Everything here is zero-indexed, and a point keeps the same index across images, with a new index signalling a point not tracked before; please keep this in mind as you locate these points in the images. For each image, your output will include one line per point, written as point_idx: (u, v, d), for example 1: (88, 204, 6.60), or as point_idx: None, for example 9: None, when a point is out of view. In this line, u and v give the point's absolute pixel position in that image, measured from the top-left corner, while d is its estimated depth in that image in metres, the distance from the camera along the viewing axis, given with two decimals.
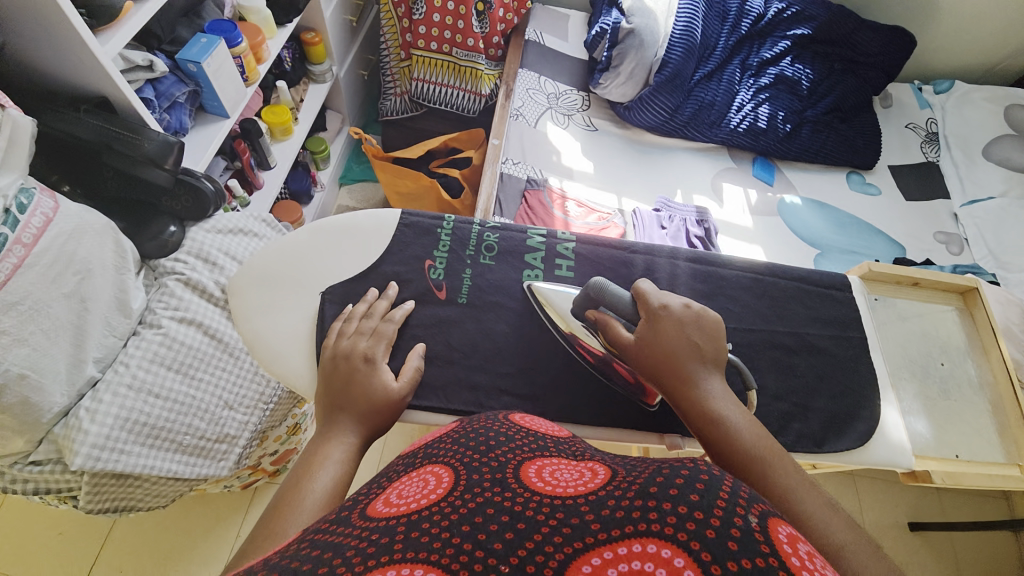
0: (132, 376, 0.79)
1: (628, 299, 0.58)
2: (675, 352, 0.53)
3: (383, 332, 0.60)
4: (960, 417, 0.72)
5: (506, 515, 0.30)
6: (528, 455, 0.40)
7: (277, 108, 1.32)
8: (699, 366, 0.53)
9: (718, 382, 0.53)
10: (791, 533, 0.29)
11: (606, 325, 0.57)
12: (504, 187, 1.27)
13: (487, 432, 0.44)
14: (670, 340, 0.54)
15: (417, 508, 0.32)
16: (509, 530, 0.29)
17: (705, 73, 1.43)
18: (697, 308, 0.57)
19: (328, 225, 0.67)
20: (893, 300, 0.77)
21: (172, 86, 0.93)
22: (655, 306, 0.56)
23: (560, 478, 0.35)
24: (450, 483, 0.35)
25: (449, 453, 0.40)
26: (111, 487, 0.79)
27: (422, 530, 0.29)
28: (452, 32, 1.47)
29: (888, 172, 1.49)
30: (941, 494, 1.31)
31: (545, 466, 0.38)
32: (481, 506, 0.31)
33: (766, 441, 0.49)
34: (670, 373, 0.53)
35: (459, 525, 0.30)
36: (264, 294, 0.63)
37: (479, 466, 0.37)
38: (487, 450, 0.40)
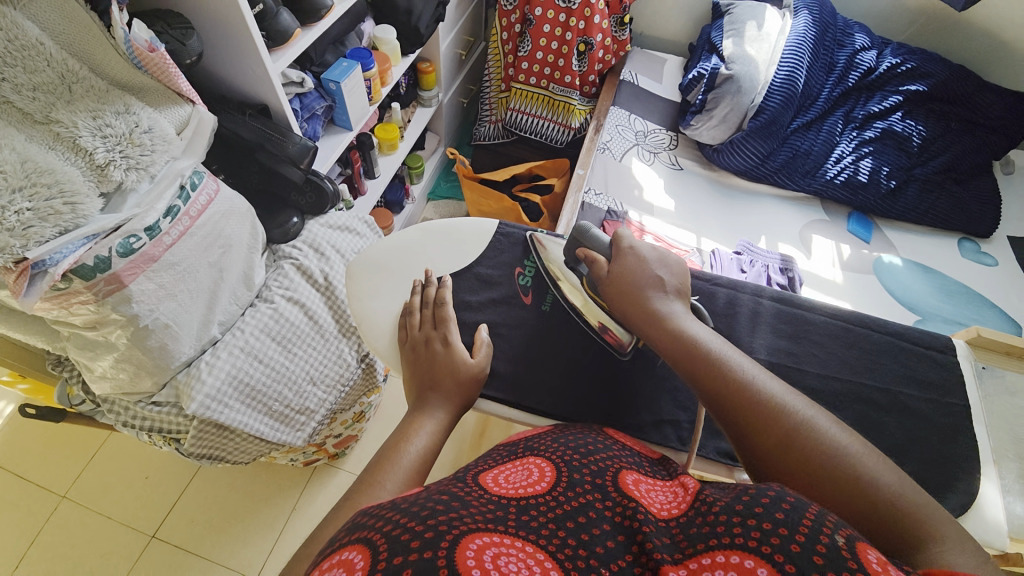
0: (244, 341, 0.91)
1: (605, 240, 0.66)
2: (636, 278, 0.61)
3: (443, 316, 0.64)
4: None
5: (606, 522, 0.37)
6: (625, 466, 0.46)
7: (388, 126, 1.48)
8: (660, 295, 0.60)
9: (678, 305, 0.59)
10: (879, 557, 0.31)
11: (591, 263, 0.66)
12: (584, 215, 1.31)
13: (584, 438, 0.50)
14: (631, 271, 0.62)
15: (525, 496, 0.40)
16: (610, 537, 0.36)
17: (804, 122, 1.41)
18: (662, 252, 0.64)
19: (436, 227, 0.76)
20: (1002, 372, 0.71)
21: (314, 101, 1.09)
22: (625, 247, 0.64)
23: (655, 497, 0.42)
24: (553, 481, 0.42)
25: (551, 449, 0.47)
26: (211, 436, 0.90)
27: (531, 516, 0.37)
28: (552, 69, 1.58)
29: (1007, 243, 1.36)
30: None
31: (642, 482, 0.44)
32: (583, 509, 0.38)
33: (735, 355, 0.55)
34: (632, 303, 0.61)
35: (563, 520, 0.37)
36: (374, 281, 0.71)
37: (580, 468, 0.43)
38: (587, 455, 0.46)
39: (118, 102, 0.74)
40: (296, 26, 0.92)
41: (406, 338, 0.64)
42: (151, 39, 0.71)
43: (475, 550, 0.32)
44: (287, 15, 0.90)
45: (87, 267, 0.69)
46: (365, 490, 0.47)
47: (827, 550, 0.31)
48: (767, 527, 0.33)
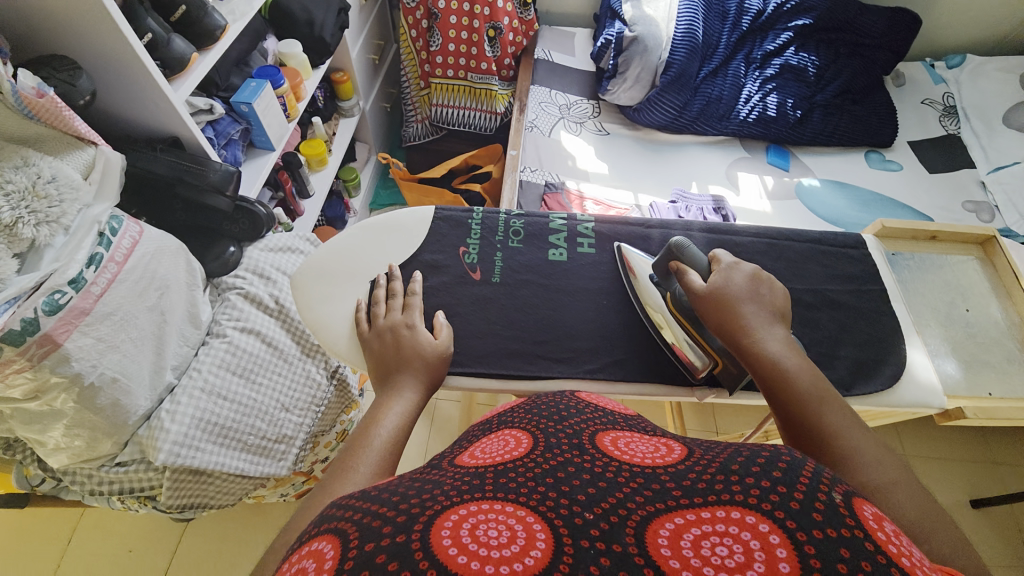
0: (203, 380, 0.88)
1: (703, 260, 0.59)
2: (736, 302, 0.54)
3: (411, 303, 0.60)
4: (992, 359, 0.66)
5: (587, 475, 0.37)
6: (601, 427, 0.48)
7: (313, 142, 1.44)
8: (761, 315, 0.53)
9: (779, 334, 0.53)
10: (875, 511, 0.32)
11: (683, 280, 0.57)
12: (524, 193, 1.34)
13: (555, 406, 0.52)
14: (734, 292, 0.54)
15: (503, 461, 0.42)
16: (591, 487, 0.35)
17: (710, 70, 1.49)
18: (765, 274, 0.58)
19: (374, 223, 0.68)
20: (925, 254, 0.73)
21: (228, 125, 1.06)
22: (724, 266, 0.57)
23: (636, 449, 0.42)
24: (530, 446, 0.44)
25: (525, 421, 0.49)
26: (189, 484, 0.88)
27: (509, 478, 0.38)
28: (467, 58, 1.59)
29: (908, 148, 1.52)
30: (1001, 473, 1.40)
31: (619, 438, 0.45)
32: (563, 465, 0.39)
33: (830, 392, 0.49)
34: (728, 319, 0.53)
35: (542, 477, 0.37)
36: (323, 287, 0.63)
37: (555, 433, 0.45)
38: (561, 421, 0.48)
39: (14, 156, 0.69)
40: (191, 51, 0.89)
41: (369, 332, 0.59)
42: (38, 86, 0.68)
43: (451, 525, 0.32)
44: (180, 41, 0.87)
45: (15, 332, 0.65)
46: (341, 476, 0.44)
47: (824, 507, 0.31)
48: (764, 485, 0.32)
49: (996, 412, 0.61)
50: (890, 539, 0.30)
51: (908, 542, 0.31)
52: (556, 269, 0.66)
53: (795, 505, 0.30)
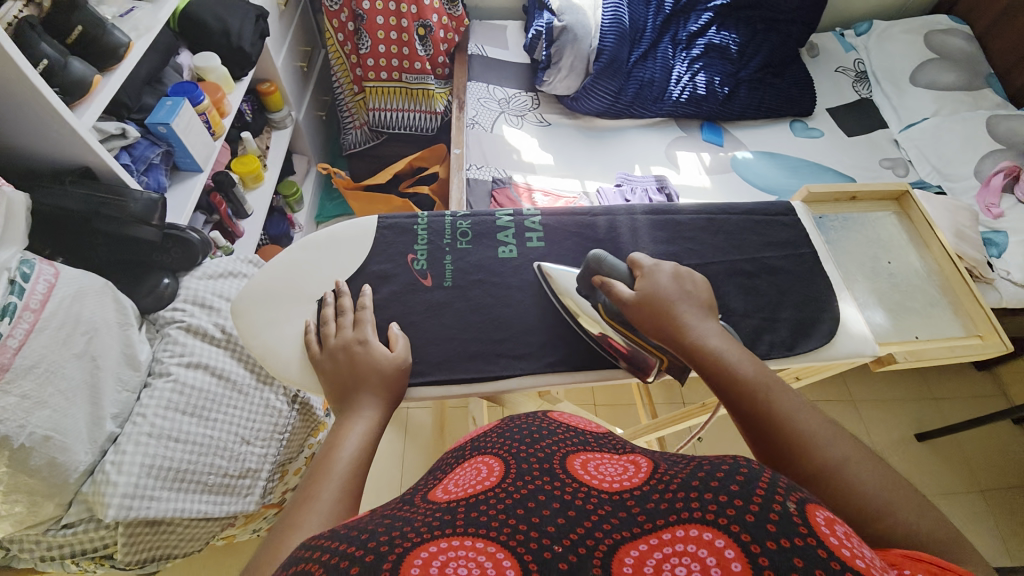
0: (150, 425, 0.83)
1: (623, 266, 0.60)
2: (667, 303, 0.55)
3: (363, 318, 0.59)
4: (915, 303, 0.71)
5: (557, 503, 0.37)
6: (572, 448, 0.47)
7: (245, 158, 1.37)
8: (692, 311, 0.55)
9: (712, 329, 0.54)
10: (829, 517, 0.33)
11: (610, 291, 0.57)
12: (472, 190, 1.33)
13: (528, 427, 0.51)
14: (662, 294, 0.56)
15: (475, 491, 0.40)
16: (561, 517, 0.35)
17: (640, 54, 1.52)
18: (687, 270, 0.60)
19: (315, 239, 0.65)
20: (846, 214, 0.78)
21: (146, 150, 0.97)
22: (648, 269, 0.58)
23: (605, 473, 0.42)
24: (501, 474, 0.42)
25: (498, 446, 0.48)
26: (147, 535, 0.83)
27: (479, 511, 0.37)
28: (399, 59, 1.55)
29: (827, 115, 1.62)
30: (940, 406, 1.54)
31: (590, 460, 0.45)
32: (532, 495, 0.38)
33: (773, 377, 0.51)
34: (663, 322, 0.54)
35: (512, 508, 0.37)
36: (267, 311, 0.60)
37: (527, 458, 0.44)
38: (533, 444, 0.47)
39: None
40: (93, 73, 0.82)
41: (321, 353, 0.57)
42: None
43: (422, 562, 0.32)
44: (79, 63, 0.79)
45: None
46: (305, 504, 0.43)
47: (779, 517, 0.32)
48: (722, 500, 0.33)
49: (920, 353, 0.66)
50: (838, 540, 0.31)
51: (857, 540, 0.32)
52: (508, 267, 0.66)
53: (753, 515, 0.32)
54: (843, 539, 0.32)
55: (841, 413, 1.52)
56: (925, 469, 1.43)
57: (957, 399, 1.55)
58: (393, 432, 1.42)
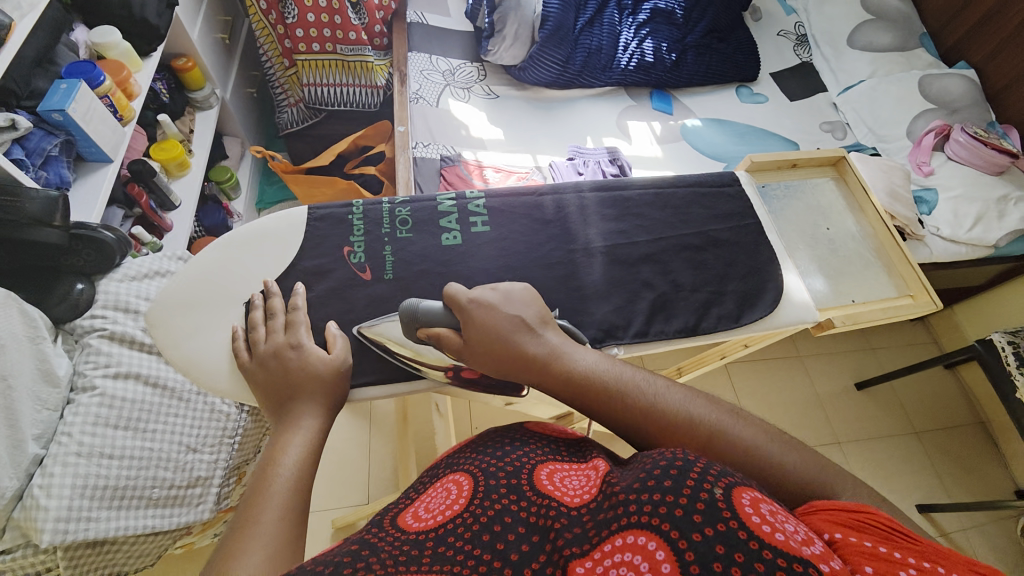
0: (79, 443, 0.76)
1: (439, 305, 0.54)
2: (501, 333, 0.51)
3: (295, 319, 0.54)
4: (852, 267, 0.74)
5: (522, 526, 0.42)
6: (542, 459, 0.50)
7: (166, 144, 1.25)
8: (527, 338, 0.52)
9: (550, 342, 0.53)
10: (753, 496, 0.38)
11: (439, 341, 0.52)
12: (420, 169, 1.27)
13: (502, 439, 0.53)
14: (491, 325, 0.52)
15: (444, 521, 0.43)
16: (525, 541, 0.41)
17: (587, 20, 1.47)
18: (501, 287, 0.56)
19: (238, 236, 0.60)
20: (786, 181, 0.79)
21: (42, 141, 0.86)
22: (466, 303, 0.53)
23: (569, 484, 0.46)
24: (469, 493, 0.45)
25: (469, 462, 0.50)
26: (90, 557, 0.77)
27: (448, 543, 0.41)
28: (331, 29, 1.42)
29: (771, 80, 1.64)
30: (878, 355, 1.65)
31: (556, 471, 0.48)
32: (499, 516, 0.43)
33: (619, 372, 0.51)
34: (509, 363, 0.51)
35: (478, 535, 0.41)
36: (189, 318, 0.55)
37: (495, 474, 0.47)
38: (503, 458, 0.49)
39: None
40: None
41: (251, 361, 0.52)
42: None
43: None
44: None
45: None
46: (243, 530, 0.39)
47: (705, 506, 0.36)
48: (658, 499, 0.37)
49: (857, 316, 0.69)
50: (761, 519, 0.36)
51: (782, 516, 0.37)
52: (453, 254, 0.63)
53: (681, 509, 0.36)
54: (767, 516, 0.36)
55: (790, 368, 1.61)
56: (864, 413, 1.55)
57: (892, 348, 1.67)
58: (358, 422, 1.39)
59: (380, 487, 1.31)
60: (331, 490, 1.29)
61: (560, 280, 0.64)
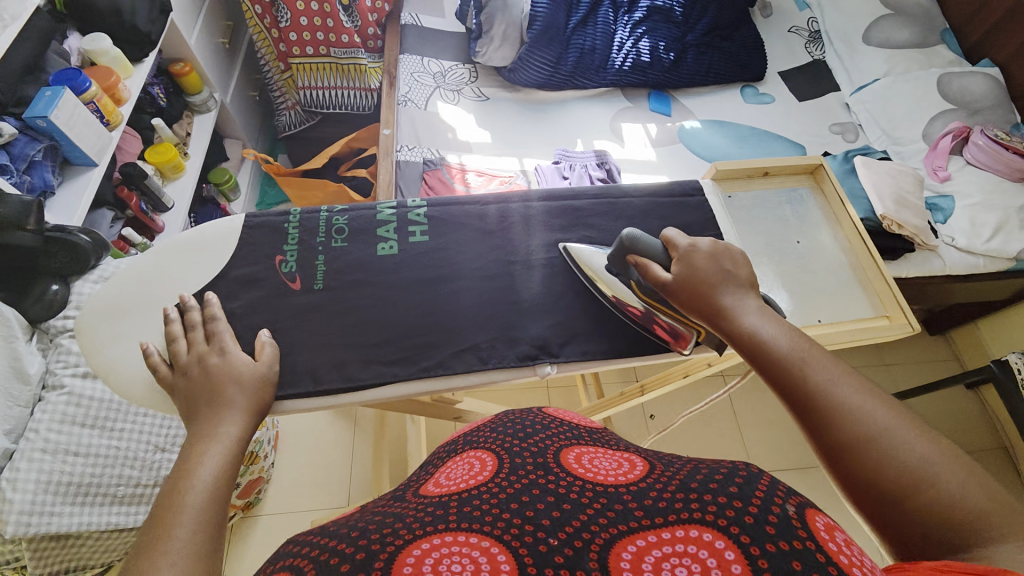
0: (44, 440, 0.79)
1: (657, 245, 0.58)
2: (707, 280, 0.54)
3: (218, 331, 0.54)
4: (822, 284, 0.68)
5: (551, 496, 0.41)
6: (566, 442, 0.53)
7: (161, 147, 1.28)
8: (730, 291, 0.54)
9: (748, 303, 0.53)
10: (825, 520, 0.36)
11: (645, 272, 0.56)
12: (403, 173, 1.26)
13: (523, 423, 0.57)
14: (702, 271, 0.54)
15: (468, 487, 0.45)
16: (556, 508, 0.39)
17: (579, 19, 1.43)
18: (725, 244, 0.57)
19: (172, 245, 0.60)
20: (755, 191, 0.74)
21: (26, 147, 0.88)
22: (683, 246, 0.56)
23: (598, 466, 0.47)
24: (495, 468, 0.47)
25: (491, 442, 0.54)
26: (56, 549, 0.81)
27: (474, 506, 0.41)
28: (323, 32, 1.43)
29: (779, 79, 1.56)
30: (891, 370, 1.54)
31: (583, 453, 0.50)
32: (528, 488, 0.43)
33: (810, 345, 0.49)
34: (703, 305, 0.53)
35: (508, 501, 0.41)
36: (116, 326, 0.56)
37: (520, 453, 0.49)
38: (526, 438, 0.53)
39: None
40: None
41: (170, 373, 0.51)
42: None
43: (413, 561, 0.35)
44: None
45: None
46: (154, 546, 0.37)
47: (778, 519, 0.35)
48: (722, 501, 0.36)
49: (821, 338, 0.64)
50: (838, 548, 0.33)
51: (853, 544, 0.35)
52: (387, 265, 0.62)
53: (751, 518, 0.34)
54: (841, 545, 0.34)
55: None
56: None
57: (907, 364, 1.56)
58: (342, 425, 1.41)
59: (360, 489, 1.32)
60: (313, 493, 1.31)
61: (495, 292, 0.62)
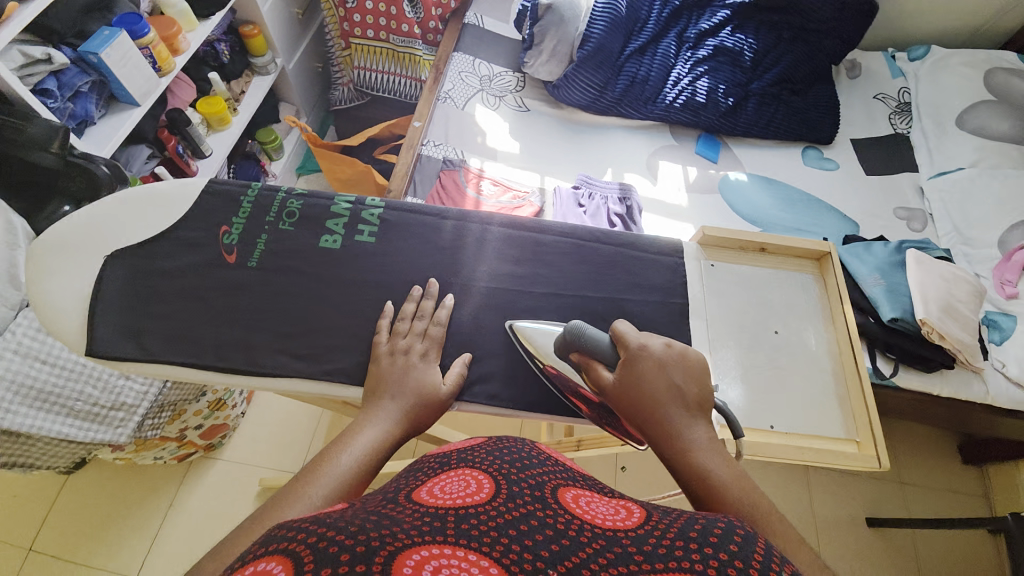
0: (18, 342, 0.83)
1: (607, 341, 0.52)
2: (657, 395, 0.46)
3: (433, 335, 0.57)
4: (790, 387, 0.62)
5: (548, 529, 0.30)
6: (562, 481, 0.39)
7: (213, 99, 1.36)
8: (681, 412, 0.46)
9: (701, 433, 0.45)
10: None
11: (591, 373, 0.51)
12: (422, 168, 1.26)
13: (517, 450, 0.41)
14: (653, 383, 0.47)
15: (461, 504, 0.32)
16: (554, 543, 0.29)
17: (637, 47, 1.39)
18: (680, 348, 0.50)
19: (133, 193, 0.62)
20: (740, 267, 0.68)
21: (75, 78, 0.96)
22: (635, 346, 0.50)
23: (597, 508, 0.35)
24: (492, 492, 0.34)
25: (484, 461, 0.38)
26: (6, 443, 0.85)
27: (471, 523, 0.30)
28: (386, 18, 1.48)
29: (850, 146, 1.42)
30: (907, 492, 1.35)
31: (581, 495, 0.37)
32: (524, 517, 0.31)
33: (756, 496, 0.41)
34: (647, 424, 0.46)
35: (505, 527, 0.30)
36: (60, 259, 0.58)
37: (518, 480, 0.36)
38: (523, 468, 0.38)
39: None
40: None
41: (383, 351, 0.55)
42: None
43: (414, 565, 0.26)
44: None
45: None
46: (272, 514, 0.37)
47: None
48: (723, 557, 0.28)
49: (765, 449, 0.57)
50: None
51: None
52: (327, 258, 0.62)
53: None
54: None
55: (790, 475, 1.35)
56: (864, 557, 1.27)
57: (930, 490, 1.36)
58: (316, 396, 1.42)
59: None
60: (276, 453, 1.30)
61: (423, 309, 0.59)
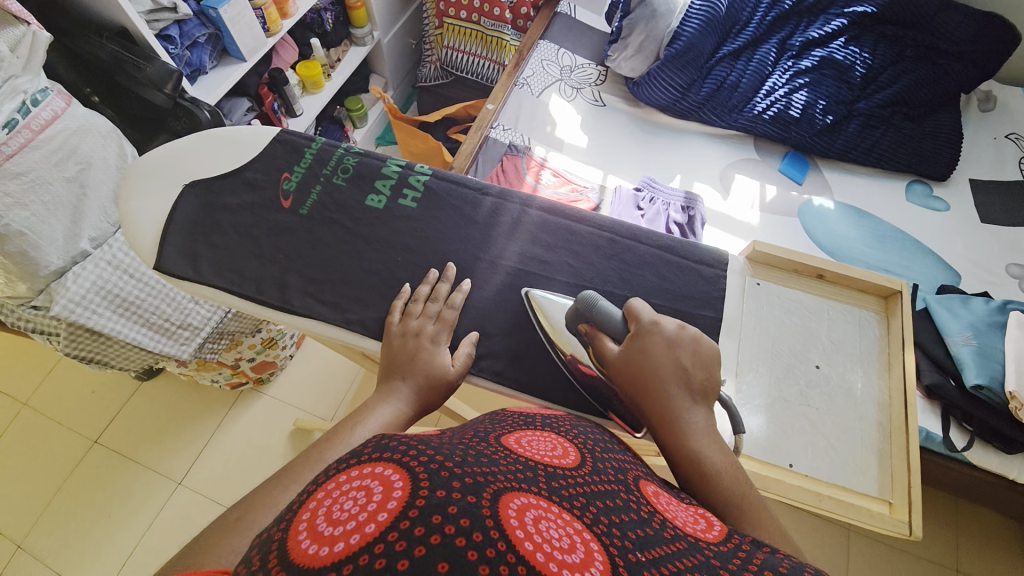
0: (113, 255, 0.96)
1: (618, 315, 0.52)
2: (660, 371, 0.47)
3: (446, 318, 0.58)
4: (819, 429, 0.59)
5: (633, 515, 0.29)
6: (641, 474, 0.38)
7: (310, 63, 1.47)
8: (683, 394, 0.47)
9: (701, 417, 0.46)
10: None
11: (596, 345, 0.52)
12: (486, 149, 1.27)
13: (598, 434, 0.41)
14: (656, 360, 0.48)
15: (549, 463, 0.32)
16: (639, 529, 0.28)
17: (732, 50, 1.32)
18: (694, 332, 0.51)
19: (215, 133, 0.69)
20: (786, 292, 0.66)
21: (195, 28, 1.07)
22: (646, 324, 0.50)
23: (676, 511, 0.34)
24: (578, 462, 0.34)
25: (568, 433, 0.39)
26: (88, 340, 0.97)
27: (560, 485, 0.29)
28: (480, 2, 1.51)
29: (966, 186, 1.24)
30: None
31: (661, 493, 0.36)
32: (609, 496, 0.30)
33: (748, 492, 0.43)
34: (648, 398, 0.47)
35: (593, 500, 0.29)
36: (147, 182, 0.66)
37: (604, 461, 0.35)
38: (605, 451, 0.38)
39: None
40: None
41: (398, 329, 0.57)
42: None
43: (516, 514, 0.24)
44: None
45: None
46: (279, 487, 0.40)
47: None
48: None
49: (776, 487, 0.55)
50: None
51: None
52: (367, 215, 0.65)
53: None
54: None
55: (826, 536, 1.22)
56: None
57: None
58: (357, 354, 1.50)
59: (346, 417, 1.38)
60: (314, 398, 1.39)
61: (441, 287, 0.60)
